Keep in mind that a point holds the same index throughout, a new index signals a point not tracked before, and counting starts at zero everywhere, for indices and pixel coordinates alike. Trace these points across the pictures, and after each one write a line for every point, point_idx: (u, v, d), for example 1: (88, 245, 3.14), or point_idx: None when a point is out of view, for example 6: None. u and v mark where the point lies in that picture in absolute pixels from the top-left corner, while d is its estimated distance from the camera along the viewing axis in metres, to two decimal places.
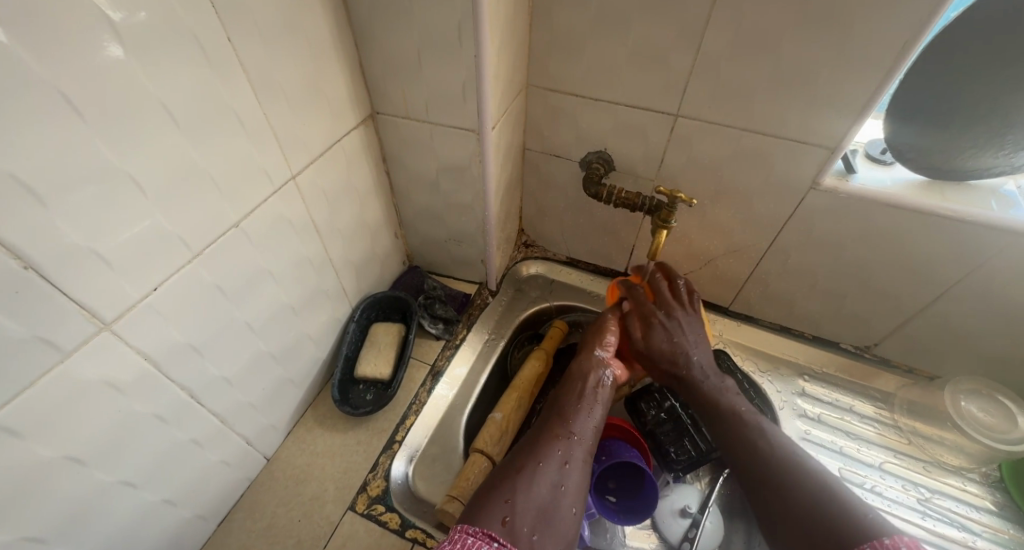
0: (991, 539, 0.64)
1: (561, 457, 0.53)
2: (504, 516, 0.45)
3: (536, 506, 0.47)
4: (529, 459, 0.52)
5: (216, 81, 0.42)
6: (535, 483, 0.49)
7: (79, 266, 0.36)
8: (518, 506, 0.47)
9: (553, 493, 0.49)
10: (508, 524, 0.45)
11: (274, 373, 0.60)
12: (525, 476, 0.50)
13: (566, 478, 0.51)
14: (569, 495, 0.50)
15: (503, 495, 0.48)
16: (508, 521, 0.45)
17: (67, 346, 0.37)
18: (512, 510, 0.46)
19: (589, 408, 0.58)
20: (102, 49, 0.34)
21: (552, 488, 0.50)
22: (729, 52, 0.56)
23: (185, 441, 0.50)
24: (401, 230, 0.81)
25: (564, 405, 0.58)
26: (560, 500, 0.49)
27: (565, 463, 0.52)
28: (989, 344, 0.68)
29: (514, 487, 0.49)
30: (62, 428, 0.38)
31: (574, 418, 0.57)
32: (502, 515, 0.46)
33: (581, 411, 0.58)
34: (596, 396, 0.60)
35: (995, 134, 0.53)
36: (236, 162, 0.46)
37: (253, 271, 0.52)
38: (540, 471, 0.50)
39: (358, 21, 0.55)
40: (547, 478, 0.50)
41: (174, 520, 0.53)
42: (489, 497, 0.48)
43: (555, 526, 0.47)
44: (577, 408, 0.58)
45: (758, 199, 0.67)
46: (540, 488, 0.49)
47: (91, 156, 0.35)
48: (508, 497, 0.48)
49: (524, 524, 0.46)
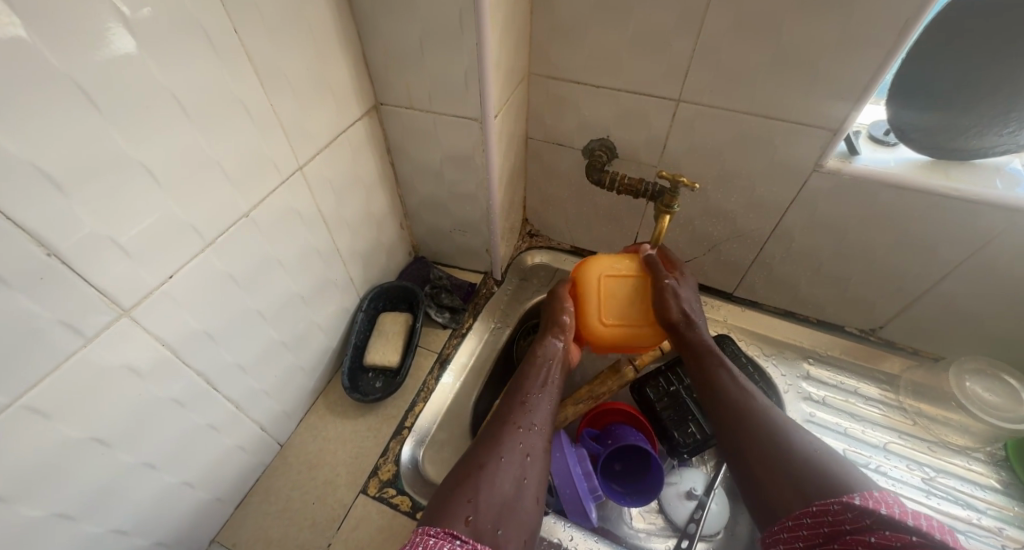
0: (996, 517, 0.64)
1: (523, 450, 0.53)
2: (467, 516, 0.45)
3: (499, 501, 0.47)
4: (491, 453, 0.51)
5: (224, 73, 0.43)
6: (497, 479, 0.49)
7: (98, 254, 0.37)
8: (481, 504, 0.46)
9: (516, 487, 0.49)
10: (471, 524, 0.44)
11: (285, 361, 0.62)
12: (487, 472, 0.49)
13: (528, 469, 0.51)
14: (531, 486, 0.51)
15: (465, 494, 0.47)
16: (471, 521, 0.45)
17: (89, 331, 0.38)
18: (474, 509, 0.46)
19: (544, 399, 0.59)
20: (114, 41, 0.34)
21: (514, 480, 0.50)
22: (729, 35, 0.56)
23: (203, 425, 0.51)
24: (406, 220, 0.81)
25: (522, 398, 0.58)
26: (522, 492, 0.49)
27: (526, 455, 0.52)
28: (995, 323, 0.68)
29: (477, 483, 0.48)
30: (87, 410, 0.40)
31: (532, 410, 0.57)
32: (465, 514, 0.45)
33: (538, 402, 0.58)
34: (549, 381, 0.62)
35: (998, 112, 0.53)
36: (244, 152, 0.47)
37: (263, 261, 0.53)
38: (502, 465, 0.50)
39: (360, 11, 0.55)
40: (510, 471, 0.50)
41: (193, 502, 0.54)
42: (451, 494, 0.47)
43: (519, 519, 0.48)
44: (532, 400, 0.58)
45: (760, 183, 0.68)
46: (503, 482, 0.49)
47: (104, 148, 0.36)
48: (470, 496, 0.47)
49: (486, 521, 0.45)
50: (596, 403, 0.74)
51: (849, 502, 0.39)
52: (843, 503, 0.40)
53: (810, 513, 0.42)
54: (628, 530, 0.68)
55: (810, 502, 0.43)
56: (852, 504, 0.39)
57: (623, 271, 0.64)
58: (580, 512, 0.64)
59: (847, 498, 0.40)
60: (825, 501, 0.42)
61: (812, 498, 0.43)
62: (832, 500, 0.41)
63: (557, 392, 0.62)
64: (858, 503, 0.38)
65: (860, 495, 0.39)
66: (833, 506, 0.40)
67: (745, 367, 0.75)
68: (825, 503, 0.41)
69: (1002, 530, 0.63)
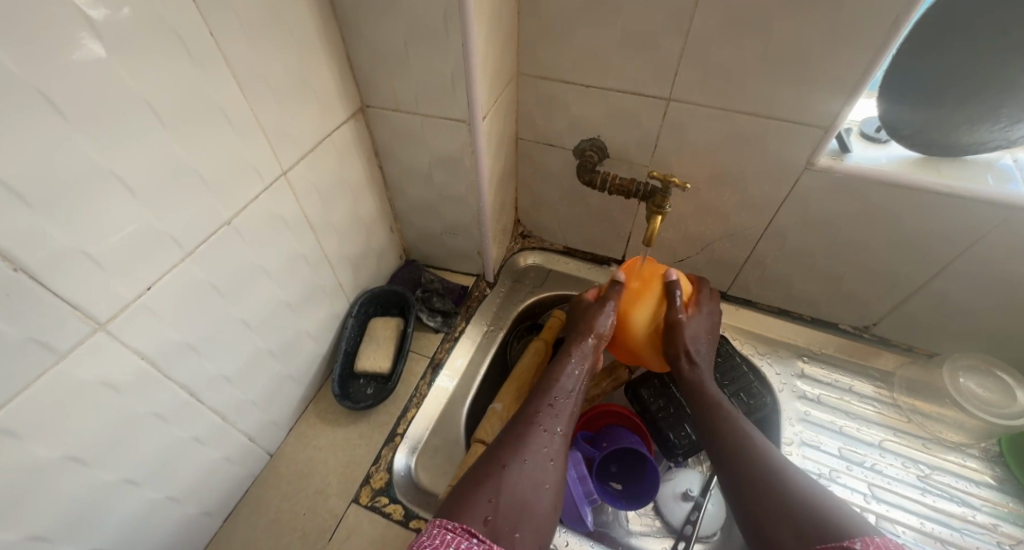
0: (991, 513, 0.64)
1: (546, 453, 0.51)
2: (486, 516, 0.43)
3: (518, 504, 0.46)
4: (516, 454, 0.50)
5: (200, 79, 0.42)
6: (518, 480, 0.48)
7: (72, 268, 0.36)
8: (502, 505, 0.45)
9: (536, 490, 0.48)
10: (489, 523, 0.43)
11: (273, 370, 0.60)
12: (510, 473, 0.48)
13: (550, 473, 0.50)
14: (550, 491, 0.49)
15: (486, 493, 0.45)
16: (489, 521, 0.43)
17: (62, 347, 0.37)
18: (494, 509, 0.44)
19: (570, 404, 0.57)
20: (81, 46, 0.33)
21: (536, 484, 0.48)
22: (718, 34, 0.55)
23: (187, 438, 0.50)
24: (396, 223, 0.80)
25: (551, 398, 0.56)
26: (542, 497, 0.48)
27: (549, 459, 0.51)
28: (988, 320, 0.68)
29: (499, 484, 0.46)
30: (61, 428, 0.39)
31: (560, 414, 0.55)
32: (484, 513, 0.44)
33: (564, 405, 0.57)
34: (576, 385, 0.59)
35: (989, 108, 0.53)
36: (224, 159, 0.46)
37: (247, 268, 0.52)
38: (525, 467, 0.49)
39: (343, 13, 0.54)
40: (532, 474, 0.49)
41: (178, 516, 0.53)
42: (471, 491, 0.46)
43: (536, 523, 0.46)
44: (560, 403, 0.56)
45: (753, 182, 0.67)
46: (524, 484, 0.48)
47: (75, 159, 0.35)
48: (491, 496, 0.45)
49: (505, 523, 0.44)
50: (591, 405, 0.74)
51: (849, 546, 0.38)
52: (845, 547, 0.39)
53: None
54: (625, 533, 0.67)
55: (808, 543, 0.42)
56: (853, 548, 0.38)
57: (645, 305, 0.64)
58: (575, 517, 0.63)
59: (848, 542, 0.39)
60: (827, 544, 0.40)
61: (810, 536, 0.42)
62: (834, 543, 0.40)
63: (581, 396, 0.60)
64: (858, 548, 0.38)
65: (860, 540, 0.39)
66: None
67: (738, 367, 0.75)
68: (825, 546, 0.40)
69: (997, 526, 0.63)
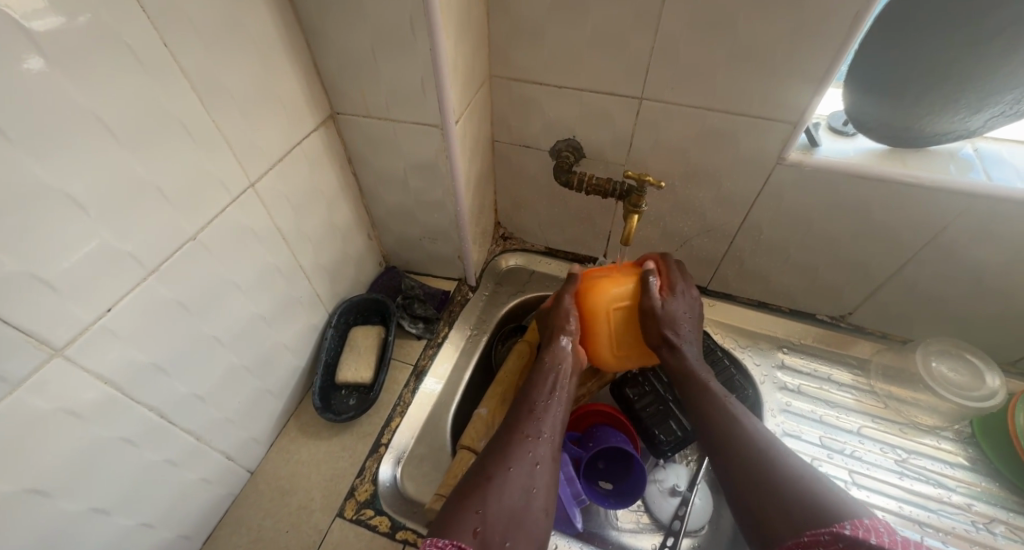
0: (965, 494, 0.66)
1: (532, 458, 0.50)
2: (475, 528, 0.42)
3: (508, 512, 0.45)
4: (500, 465, 0.48)
5: (158, 92, 0.40)
6: (507, 488, 0.46)
7: (22, 294, 0.35)
8: (491, 516, 0.44)
9: (525, 497, 0.47)
10: (480, 534, 0.42)
11: (250, 386, 0.59)
12: (496, 482, 0.47)
13: (537, 479, 0.49)
14: (541, 496, 0.48)
15: (473, 505, 0.44)
16: (480, 532, 0.42)
17: (17, 376, 0.36)
18: (483, 520, 0.43)
19: (556, 404, 0.57)
20: (21, 62, 0.32)
21: (524, 490, 0.47)
22: (686, 33, 0.56)
23: (159, 461, 0.49)
24: (374, 230, 0.79)
25: (534, 404, 0.56)
26: (532, 504, 0.47)
27: (535, 465, 0.50)
28: (958, 306, 0.70)
29: (485, 494, 0.45)
30: (20, 460, 0.37)
31: (543, 418, 0.54)
32: (473, 525, 0.43)
33: (550, 408, 0.56)
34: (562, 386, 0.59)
35: (947, 103, 0.53)
36: (186, 173, 0.45)
37: (217, 283, 0.50)
38: (511, 475, 0.48)
39: (308, 21, 0.53)
40: (519, 481, 0.48)
41: (153, 541, 0.52)
42: (458, 506, 0.45)
43: (529, 531, 0.45)
44: (542, 405, 0.56)
45: (727, 178, 0.68)
46: (513, 492, 0.46)
47: (24, 180, 0.34)
48: (478, 508, 0.44)
49: (495, 533, 0.43)
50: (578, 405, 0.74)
51: (840, 533, 0.38)
52: (834, 534, 0.39)
53: (801, 543, 0.41)
54: (615, 531, 0.67)
55: (798, 531, 0.42)
56: (843, 534, 0.38)
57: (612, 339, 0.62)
58: (563, 519, 0.63)
59: (836, 528, 0.39)
60: (814, 531, 0.40)
61: (796, 518, 0.42)
62: (821, 530, 0.40)
63: (568, 396, 0.59)
64: (848, 534, 0.38)
65: (849, 523, 0.39)
66: (823, 536, 0.39)
67: (720, 360, 0.75)
68: (814, 533, 0.40)
69: (971, 505, 0.65)
